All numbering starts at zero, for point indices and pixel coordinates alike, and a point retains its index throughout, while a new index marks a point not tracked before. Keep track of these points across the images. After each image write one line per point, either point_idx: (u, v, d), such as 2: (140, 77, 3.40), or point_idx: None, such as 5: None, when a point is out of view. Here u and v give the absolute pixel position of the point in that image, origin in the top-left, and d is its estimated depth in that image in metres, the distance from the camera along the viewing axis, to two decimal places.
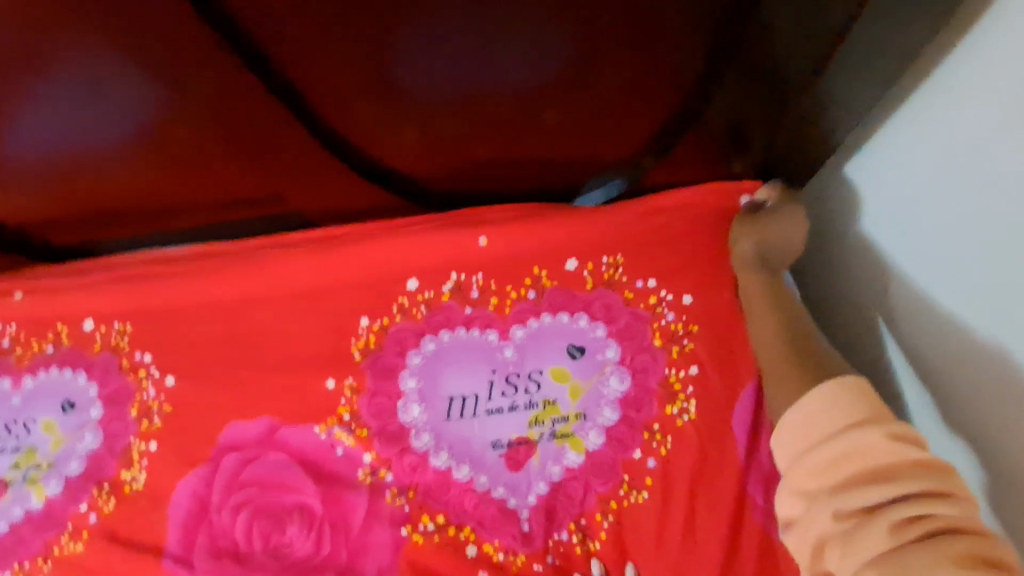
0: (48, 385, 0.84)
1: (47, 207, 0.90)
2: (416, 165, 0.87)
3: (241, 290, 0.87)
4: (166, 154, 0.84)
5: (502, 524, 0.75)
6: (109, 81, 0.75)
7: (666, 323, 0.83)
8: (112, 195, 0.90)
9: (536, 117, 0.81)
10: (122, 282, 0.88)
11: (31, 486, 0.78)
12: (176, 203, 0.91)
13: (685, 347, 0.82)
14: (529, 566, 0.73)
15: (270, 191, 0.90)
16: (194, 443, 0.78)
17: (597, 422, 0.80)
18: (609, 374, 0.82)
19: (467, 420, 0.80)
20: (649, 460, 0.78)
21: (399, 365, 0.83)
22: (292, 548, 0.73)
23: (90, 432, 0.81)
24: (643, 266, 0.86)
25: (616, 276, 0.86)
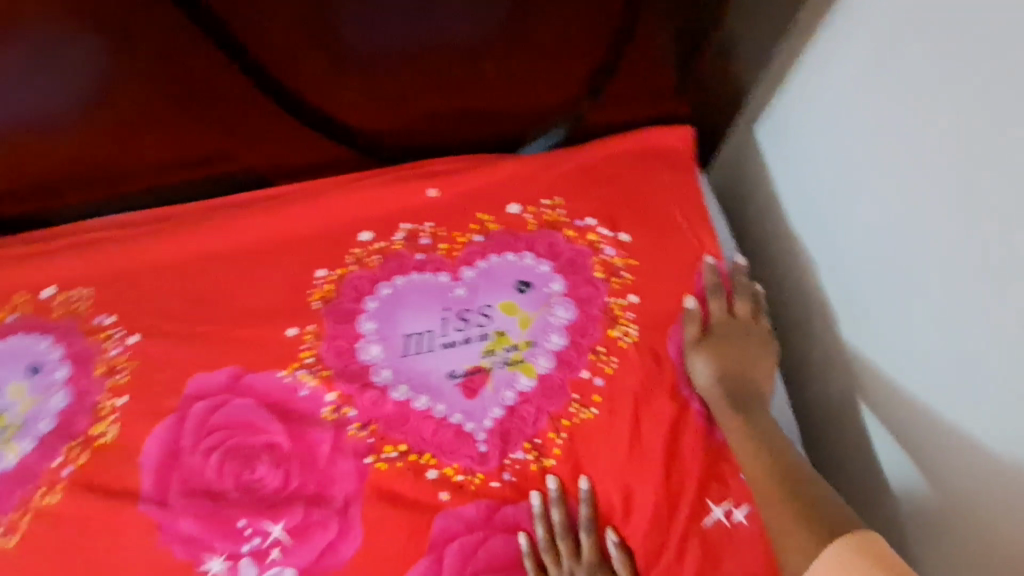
0: (12, 351, 0.87)
1: None
2: (365, 119, 0.93)
3: (200, 250, 0.91)
4: (116, 119, 0.85)
5: (460, 447, 0.78)
6: (54, 43, 0.75)
7: (605, 257, 0.84)
8: (56, 164, 0.89)
9: (477, 66, 0.88)
10: (82, 250, 0.91)
11: (2, 447, 0.82)
12: (126, 168, 0.92)
13: (624, 278, 0.84)
14: (487, 484, 0.77)
15: (223, 150, 0.93)
16: (163, 395, 0.82)
17: (546, 348, 0.82)
18: (555, 305, 0.84)
19: (424, 354, 0.83)
20: (596, 379, 0.80)
21: (357, 310, 0.86)
22: (262, 484, 0.78)
23: (57, 392, 0.84)
24: (584, 205, 0.88)
25: (558, 217, 0.88)
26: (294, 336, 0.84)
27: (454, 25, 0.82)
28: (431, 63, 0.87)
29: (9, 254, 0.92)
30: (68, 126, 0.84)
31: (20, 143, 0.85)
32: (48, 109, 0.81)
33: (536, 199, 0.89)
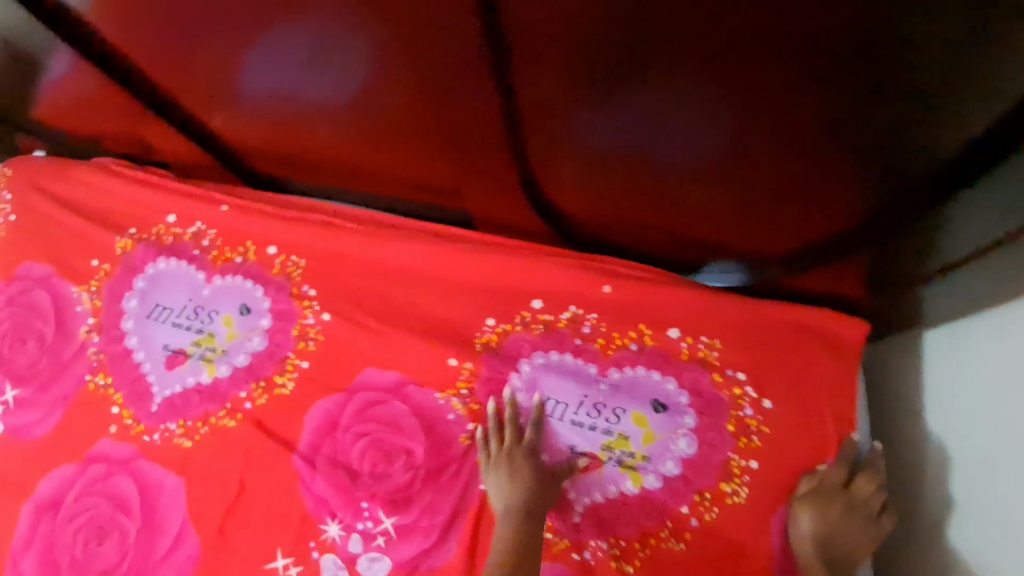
0: (233, 288, 1.05)
1: (256, 141, 1.08)
2: (566, 198, 0.96)
3: (399, 262, 1.04)
4: (353, 132, 0.97)
5: (558, 509, 0.90)
6: (315, 59, 0.83)
7: (743, 415, 0.93)
8: (305, 149, 1.06)
9: (686, 200, 0.88)
10: (305, 223, 1.07)
11: (205, 364, 1.00)
12: (359, 173, 1.07)
13: (753, 442, 0.92)
14: (568, 554, 0.87)
15: (437, 185, 1.03)
16: (338, 374, 0.98)
17: (658, 469, 0.91)
18: (680, 436, 0.93)
19: (556, 420, 0.94)
20: (693, 519, 0.88)
21: (512, 365, 0.98)
22: (391, 480, 0.91)
23: (257, 336, 1.01)
24: (735, 357, 0.96)
25: (710, 357, 0.97)
26: (455, 366, 0.97)
27: (692, 156, 0.78)
28: (644, 181, 0.87)
29: (254, 204, 1.11)
30: (320, 127, 0.99)
31: (289, 126, 1.01)
32: (305, 110, 0.96)
33: (696, 334, 0.98)
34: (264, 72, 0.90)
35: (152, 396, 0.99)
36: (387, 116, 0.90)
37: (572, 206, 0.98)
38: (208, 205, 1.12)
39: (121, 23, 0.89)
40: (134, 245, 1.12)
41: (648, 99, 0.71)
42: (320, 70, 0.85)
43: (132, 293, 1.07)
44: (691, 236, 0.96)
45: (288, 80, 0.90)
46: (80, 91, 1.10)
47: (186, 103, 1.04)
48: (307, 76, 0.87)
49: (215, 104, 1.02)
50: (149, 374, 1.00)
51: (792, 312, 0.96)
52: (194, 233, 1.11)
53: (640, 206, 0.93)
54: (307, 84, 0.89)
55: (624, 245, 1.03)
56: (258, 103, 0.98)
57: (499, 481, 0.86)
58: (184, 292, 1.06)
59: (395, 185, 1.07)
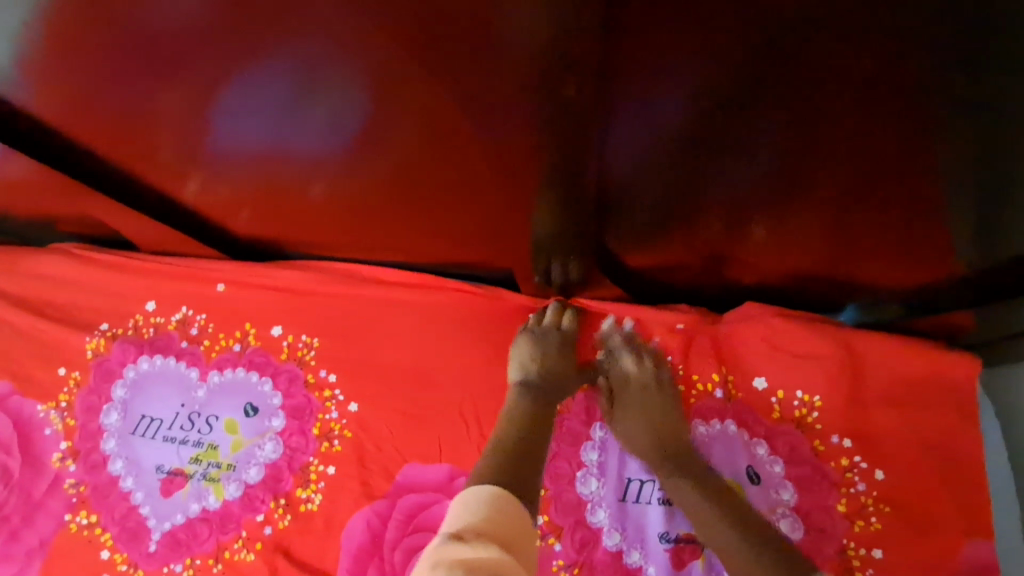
0: (234, 384, 0.88)
1: (237, 207, 0.91)
2: (615, 239, 0.81)
3: (431, 330, 0.89)
4: (359, 185, 0.82)
5: None
6: (310, 102, 0.67)
7: (856, 492, 0.75)
8: (300, 209, 0.90)
9: (767, 226, 0.74)
10: (318, 294, 0.92)
11: (210, 484, 0.82)
12: (367, 232, 0.92)
13: (872, 526, 0.73)
14: None
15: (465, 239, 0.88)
16: (374, 476, 0.81)
17: None
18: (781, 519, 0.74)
19: (642, 504, 0.77)
20: None
21: (583, 434, 0.82)
22: None
23: (269, 441, 0.84)
24: (841, 413, 0.79)
25: (808, 418, 0.79)
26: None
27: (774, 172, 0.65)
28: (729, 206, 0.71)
29: (250, 278, 0.95)
30: (321, 179, 0.82)
31: (277, 179, 0.84)
32: (297, 163, 0.79)
33: (788, 386, 0.81)
34: (248, 128, 0.74)
35: (149, 532, 0.81)
36: (403, 157, 0.75)
37: (624, 254, 0.84)
38: (192, 285, 0.96)
39: (60, 84, 0.72)
40: (108, 343, 0.94)
41: (724, 117, 0.57)
42: (314, 113, 0.69)
43: (111, 404, 0.90)
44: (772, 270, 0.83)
45: (273, 130, 0.73)
46: (18, 174, 0.91)
47: (148, 173, 0.87)
48: (298, 124, 0.71)
49: (186, 169, 0.85)
50: (142, 505, 0.82)
51: (903, 351, 0.80)
52: (180, 320, 0.94)
53: (715, 239, 0.78)
54: (300, 134, 0.73)
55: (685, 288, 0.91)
56: (243, 164, 0.81)
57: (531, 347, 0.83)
58: (176, 396, 0.89)
59: (418, 237, 0.90)
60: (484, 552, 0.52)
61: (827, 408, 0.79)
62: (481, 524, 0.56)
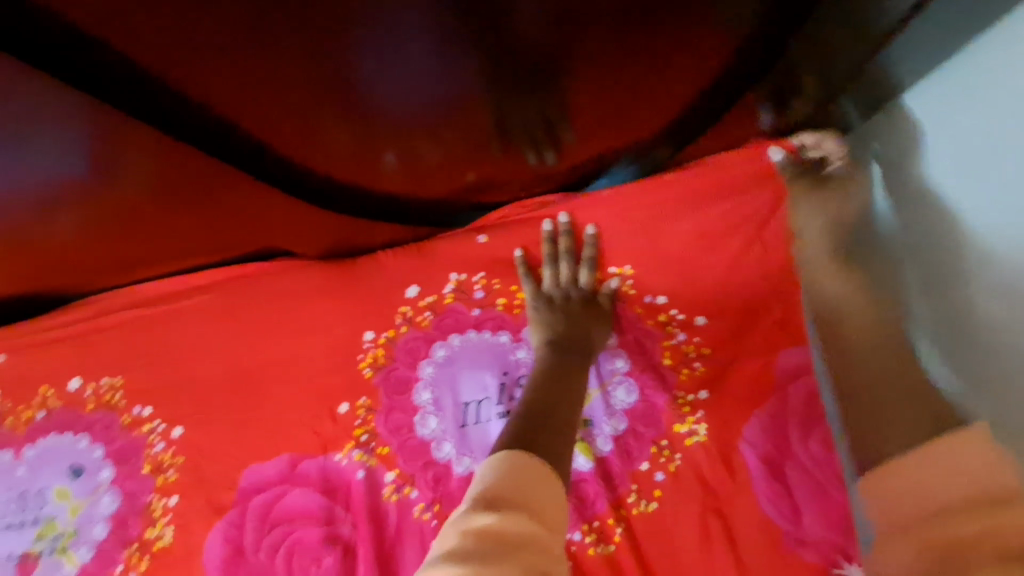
0: (52, 452, 0.82)
1: None
2: (374, 175, 0.76)
3: (233, 326, 0.84)
4: (110, 212, 0.73)
5: None
6: (31, 138, 0.60)
7: (678, 342, 0.77)
8: (60, 259, 0.79)
9: (516, 114, 0.67)
10: (108, 328, 0.85)
11: (61, 555, 0.78)
12: (127, 256, 0.81)
13: (696, 370, 0.77)
14: None
15: (225, 231, 0.80)
16: (218, 491, 0.78)
17: (605, 430, 0.75)
18: (617, 387, 0.77)
19: (483, 424, 0.76)
20: (657, 474, 0.74)
21: (412, 378, 0.79)
22: None
23: (106, 494, 0.80)
24: (653, 278, 0.79)
25: (627, 290, 0.80)
26: (347, 411, 0.80)
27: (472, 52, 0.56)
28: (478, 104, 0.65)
29: (30, 339, 0.85)
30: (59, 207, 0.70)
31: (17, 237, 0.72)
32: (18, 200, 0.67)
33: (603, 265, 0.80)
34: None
35: None
36: (122, 153, 0.65)
37: (415, 187, 0.79)
38: None
39: None
40: None
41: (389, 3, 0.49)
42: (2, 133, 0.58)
43: None
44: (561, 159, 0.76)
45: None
46: None
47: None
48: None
49: None
50: None
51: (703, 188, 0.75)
52: None
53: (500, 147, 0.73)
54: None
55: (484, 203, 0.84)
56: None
57: (587, 318, 0.76)
58: None
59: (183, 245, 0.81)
60: (507, 529, 0.49)
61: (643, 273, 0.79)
62: (505, 491, 0.52)
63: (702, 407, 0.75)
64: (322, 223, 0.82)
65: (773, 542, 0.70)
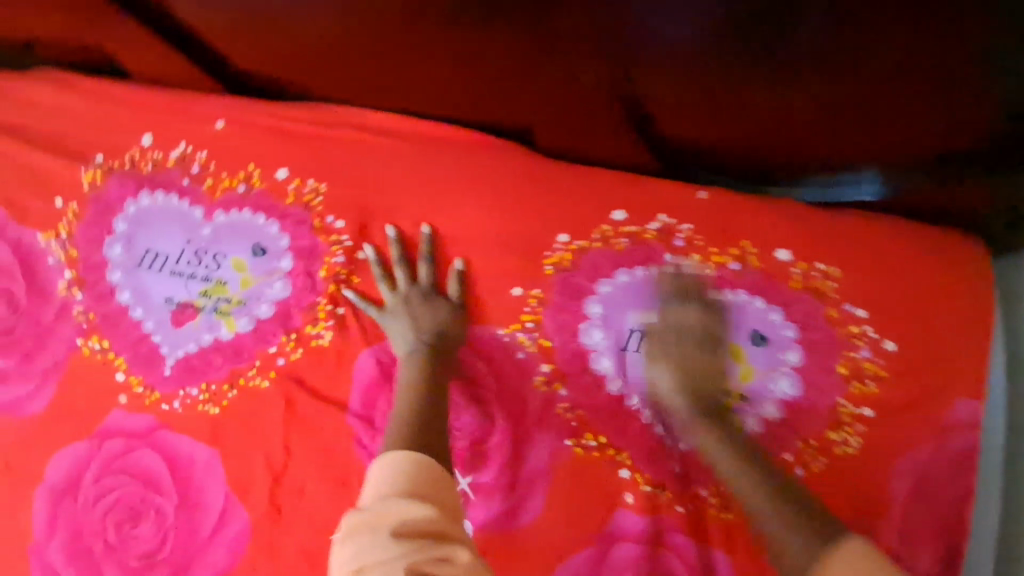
0: (238, 225, 0.87)
1: (247, 47, 0.83)
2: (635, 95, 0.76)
3: (437, 181, 0.87)
4: (386, 28, 0.76)
5: (654, 458, 0.76)
6: None
7: (859, 357, 0.76)
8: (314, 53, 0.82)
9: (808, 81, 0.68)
10: (328, 138, 0.88)
11: (222, 317, 0.84)
12: (373, 74, 0.83)
13: (869, 387, 0.76)
14: (671, 506, 0.74)
15: (472, 93, 0.83)
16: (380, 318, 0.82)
17: (758, 411, 0.76)
18: (782, 375, 0.77)
19: (645, 356, 0.80)
20: (798, 468, 0.74)
21: (587, 289, 0.84)
22: (459, 432, 0.79)
23: (279, 280, 0.85)
24: (855, 286, 0.79)
25: (826, 288, 0.79)
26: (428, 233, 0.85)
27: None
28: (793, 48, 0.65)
29: (255, 115, 0.89)
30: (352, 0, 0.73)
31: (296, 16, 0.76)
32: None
33: (810, 258, 0.80)
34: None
35: (163, 358, 0.83)
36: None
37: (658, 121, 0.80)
38: (191, 121, 0.89)
39: None
40: (104, 176, 0.89)
41: None
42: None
43: (113, 237, 0.87)
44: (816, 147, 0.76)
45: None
46: None
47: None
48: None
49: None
50: (152, 329, 0.84)
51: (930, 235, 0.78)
52: (179, 156, 0.89)
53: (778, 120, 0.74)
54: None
55: (714, 165, 0.83)
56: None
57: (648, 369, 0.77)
58: (178, 232, 0.87)
59: (429, 93, 0.84)
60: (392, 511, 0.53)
61: (848, 284, 0.79)
62: (392, 482, 0.57)
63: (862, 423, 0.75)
64: (557, 121, 0.84)
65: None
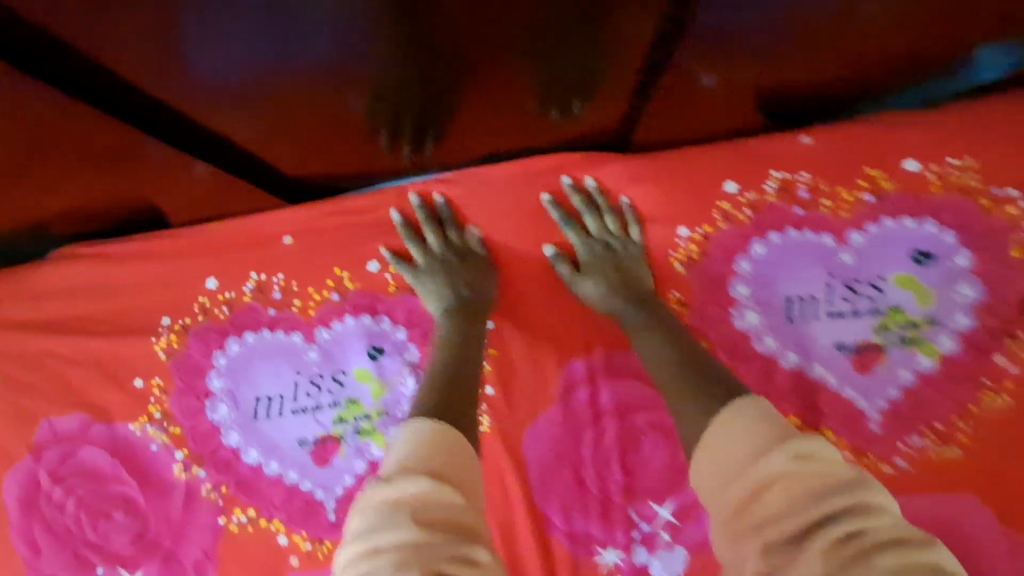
0: (350, 334, 0.78)
1: (279, 145, 0.74)
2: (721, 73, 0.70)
3: (532, 222, 0.82)
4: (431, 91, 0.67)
5: (852, 421, 0.73)
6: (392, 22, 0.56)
7: None
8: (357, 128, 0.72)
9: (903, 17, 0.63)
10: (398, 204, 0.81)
11: (366, 436, 0.76)
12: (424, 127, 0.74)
13: None
14: (880, 467, 0.72)
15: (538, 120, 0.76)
16: (531, 391, 0.79)
17: (949, 328, 0.72)
18: (959, 281, 0.73)
19: (811, 321, 0.76)
20: (1012, 367, 0.71)
21: (726, 274, 0.79)
22: (647, 462, 0.77)
23: (410, 375, 0.77)
24: (1010, 168, 0.73)
25: (972, 182, 0.73)
26: (554, 255, 0.80)
27: None
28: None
29: (317, 214, 0.81)
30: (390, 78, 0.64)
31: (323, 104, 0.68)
32: (358, 54, 0.60)
33: (944, 156, 0.74)
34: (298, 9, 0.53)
35: (322, 503, 0.75)
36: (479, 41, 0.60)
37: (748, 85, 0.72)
38: (250, 247, 0.82)
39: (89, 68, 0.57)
40: (181, 337, 0.81)
41: None
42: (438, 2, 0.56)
43: (213, 398, 0.79)
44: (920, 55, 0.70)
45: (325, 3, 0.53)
46: None
47: (196, 119, 0.67)
48: (415, 17, 0.58)
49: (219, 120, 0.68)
50: (296, 477, 0.76)
51: None
52: (254, 288, 0.81)
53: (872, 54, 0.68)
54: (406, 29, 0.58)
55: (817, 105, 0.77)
56: (353, 83, 0.65)
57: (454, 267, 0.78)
58: (283, 365, 0.78)
59: (491, 128, 0.77)
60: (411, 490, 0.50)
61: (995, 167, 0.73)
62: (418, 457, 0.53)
63: None
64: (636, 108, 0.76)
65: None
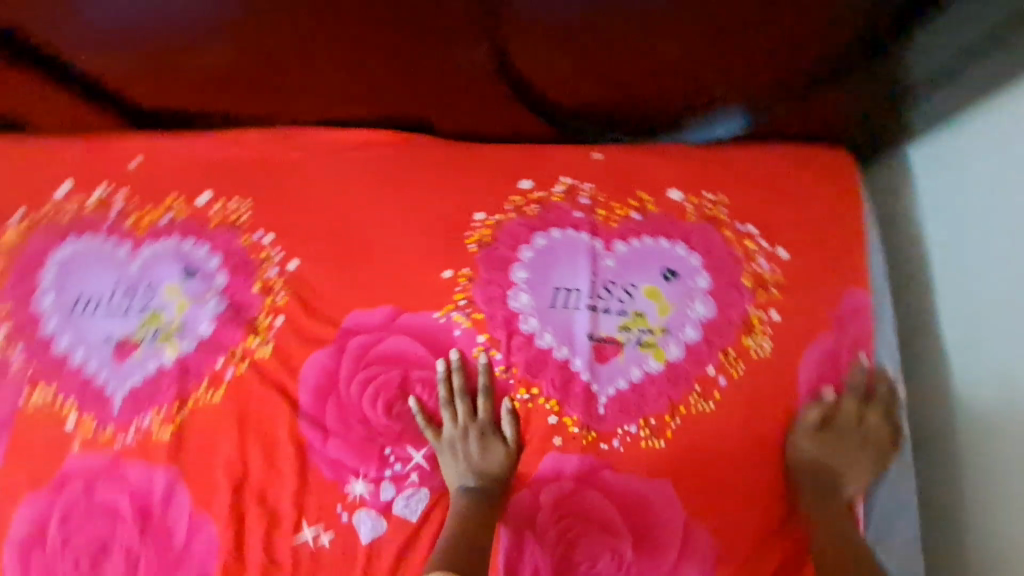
0: (167, 253, 0.89)
1: (139, 74, 0.87)
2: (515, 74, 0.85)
3: (352, 186, 0.91)
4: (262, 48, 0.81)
5: (583, 401, 0.82)
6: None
7: (759, 270, 0.85)
8: (205, 70, 0.85)
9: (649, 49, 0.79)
10: (242, 150, 0.93)
11: (162, 343, 0.85)
12: (265, 83, 0.87)
13: (771, 294, 0.85)
14: (597, 444, 0.81)
15: (368, 97, 0.90)
16: (315, 330, 0.85)
17: (679, 337, 0.83)
18: (696, 299, 0.84)
19: (572, 310, 0.85)
20: (721, 378, 0.82)
21: (512, 258, 0.87)
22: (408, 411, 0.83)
23: (212, 297, 0.87)
24: (743, 207, 0.88)
25: (718, 213, 0.88)
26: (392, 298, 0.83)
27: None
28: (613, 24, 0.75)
29: (169, 150, 0.94)
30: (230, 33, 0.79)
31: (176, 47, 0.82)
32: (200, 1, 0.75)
33: (700, 192, 0.89)
34: None
35: (111, 394, 0.84)
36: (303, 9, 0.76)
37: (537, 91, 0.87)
38: (108, 166, 0.93)
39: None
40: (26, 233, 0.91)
41: None
42: None
43: (41, 290, 0.89)
44: (680, 91, 0.86)
45: None
46: None
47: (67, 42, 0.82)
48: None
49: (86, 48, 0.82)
50: (96, 368, 0.85)
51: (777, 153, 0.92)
52: (99, 200, 0.92)
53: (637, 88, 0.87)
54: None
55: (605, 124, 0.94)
56: (218, 45, 0.83)
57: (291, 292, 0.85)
58: (105, 272, 0.88)
59: (325, 98, 0.90)
60: None
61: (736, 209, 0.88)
62: None
63: (771, 326, 0.84)
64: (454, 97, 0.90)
65: (793, 456, 0.81)
